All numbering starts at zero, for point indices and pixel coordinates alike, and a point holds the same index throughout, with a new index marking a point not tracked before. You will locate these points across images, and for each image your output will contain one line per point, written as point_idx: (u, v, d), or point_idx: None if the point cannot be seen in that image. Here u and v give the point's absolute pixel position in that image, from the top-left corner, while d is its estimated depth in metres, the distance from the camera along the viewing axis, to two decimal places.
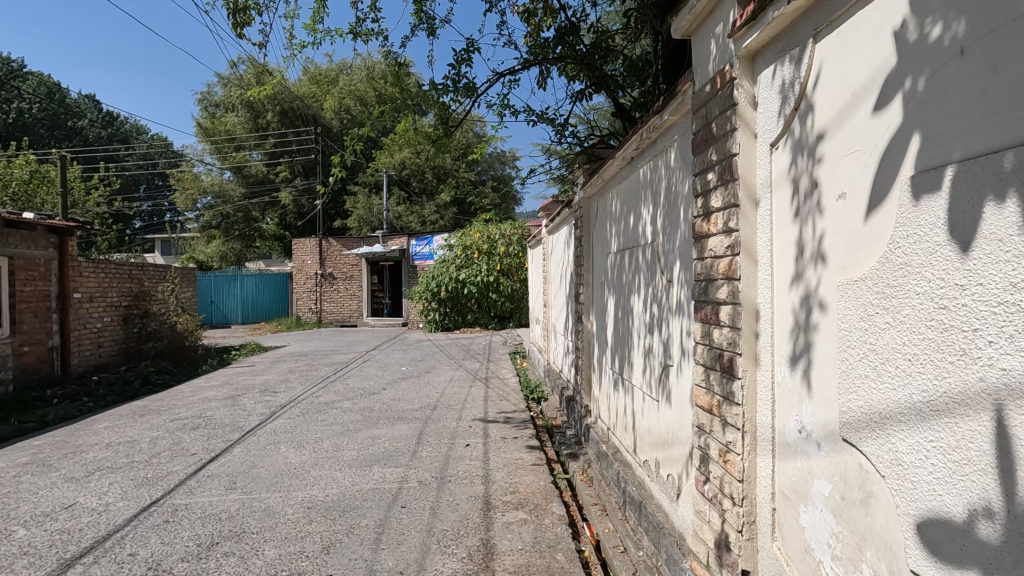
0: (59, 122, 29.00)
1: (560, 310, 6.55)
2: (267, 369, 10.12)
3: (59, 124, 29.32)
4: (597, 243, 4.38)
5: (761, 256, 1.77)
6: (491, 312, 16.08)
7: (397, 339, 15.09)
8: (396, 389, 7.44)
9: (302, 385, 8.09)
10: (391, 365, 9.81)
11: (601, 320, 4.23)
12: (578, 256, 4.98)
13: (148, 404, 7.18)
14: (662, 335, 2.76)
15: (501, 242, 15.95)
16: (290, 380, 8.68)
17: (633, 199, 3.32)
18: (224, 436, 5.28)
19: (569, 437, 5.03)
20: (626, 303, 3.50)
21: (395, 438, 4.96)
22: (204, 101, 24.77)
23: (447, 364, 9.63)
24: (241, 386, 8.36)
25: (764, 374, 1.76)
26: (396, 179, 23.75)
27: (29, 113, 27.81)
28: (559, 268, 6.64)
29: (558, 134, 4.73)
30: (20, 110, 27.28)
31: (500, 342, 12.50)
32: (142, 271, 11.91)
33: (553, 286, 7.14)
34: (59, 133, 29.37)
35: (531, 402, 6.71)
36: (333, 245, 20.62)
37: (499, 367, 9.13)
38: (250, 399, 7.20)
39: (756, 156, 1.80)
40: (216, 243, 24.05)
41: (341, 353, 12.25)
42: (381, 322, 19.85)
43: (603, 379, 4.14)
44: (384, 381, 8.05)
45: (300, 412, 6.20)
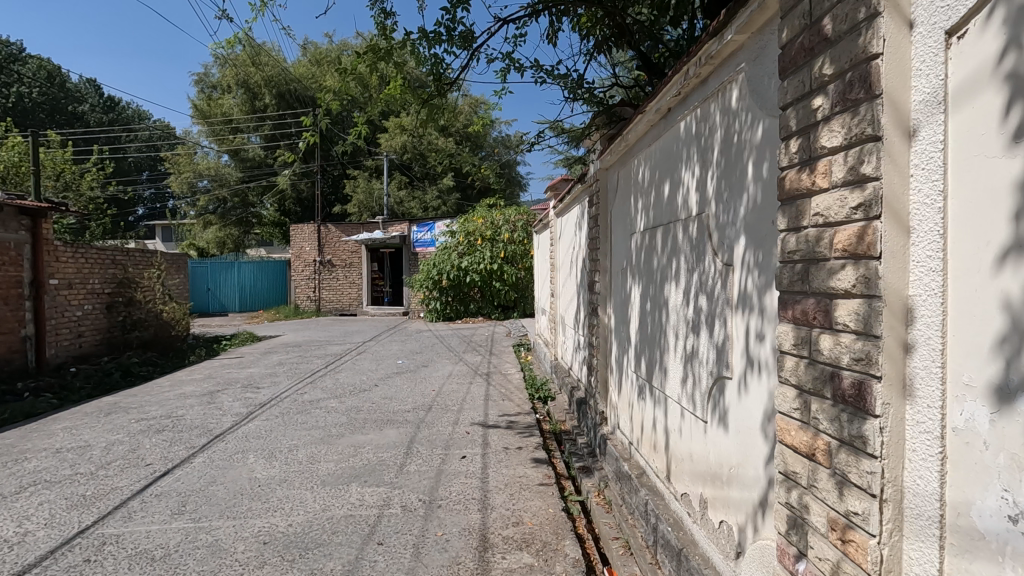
0: (58, 106, 28.48)
1: (570, 301, 5.89)
2: (256, 361, 9.51)
3: (59, 108, 28.81)
4: (617, 220, 3.71)
5: (920, 221, 1.09)
6: (495, 302, 15.43)
7: (397, 328, 14.48)
8: (389, 385, 6.80)
9: (289, 380, 7.46)
10: (387, 358, 9.19)
11: (622, 313, 3.57)
12: (592, 239, 4.30)
13: (119, 401, 6.58)
14: (714, 337, 2.08)
15: (506, 228, 15.24)
16: (277, 374, 8.06)
17: (669, 162, 2.63)
18: (188, 443, 4.64)
19: (580, 446, 4.39)
20: (657, 293, 2.82)
21: (381, 447, 4.32)
22: (201, 82, 24.03)
23: (446, 357, 8.99)
24: (224, 380, 7.74)
25: (924, 412, 1.09)
26: (397, 163, 23.02)
27: (28, 97, 27.31)
28: (569, 254, 5.97)
29: (571, 93, 4.00)
30: (18, 93, 26.78)
31: (503, 333, 11.86)
32: (126, 256, 11.26)
33: (562, 274, 6.48)
34: (59, 117, 28.84)
35: (537, 402, 6.07)
36: (332, 232, 19.99)
37: (502, 361, 8.49)
38: (229, 396, 6.58)
39: (914, 58, 1.11)
40: (214, 229, 23.45)
41: (337, 344, 11.65)
42: (381, 311, 19.27)
43: (625, 383, 3.49)
44: (377, 377, 7.41)
45: (279, 412, 5.57)
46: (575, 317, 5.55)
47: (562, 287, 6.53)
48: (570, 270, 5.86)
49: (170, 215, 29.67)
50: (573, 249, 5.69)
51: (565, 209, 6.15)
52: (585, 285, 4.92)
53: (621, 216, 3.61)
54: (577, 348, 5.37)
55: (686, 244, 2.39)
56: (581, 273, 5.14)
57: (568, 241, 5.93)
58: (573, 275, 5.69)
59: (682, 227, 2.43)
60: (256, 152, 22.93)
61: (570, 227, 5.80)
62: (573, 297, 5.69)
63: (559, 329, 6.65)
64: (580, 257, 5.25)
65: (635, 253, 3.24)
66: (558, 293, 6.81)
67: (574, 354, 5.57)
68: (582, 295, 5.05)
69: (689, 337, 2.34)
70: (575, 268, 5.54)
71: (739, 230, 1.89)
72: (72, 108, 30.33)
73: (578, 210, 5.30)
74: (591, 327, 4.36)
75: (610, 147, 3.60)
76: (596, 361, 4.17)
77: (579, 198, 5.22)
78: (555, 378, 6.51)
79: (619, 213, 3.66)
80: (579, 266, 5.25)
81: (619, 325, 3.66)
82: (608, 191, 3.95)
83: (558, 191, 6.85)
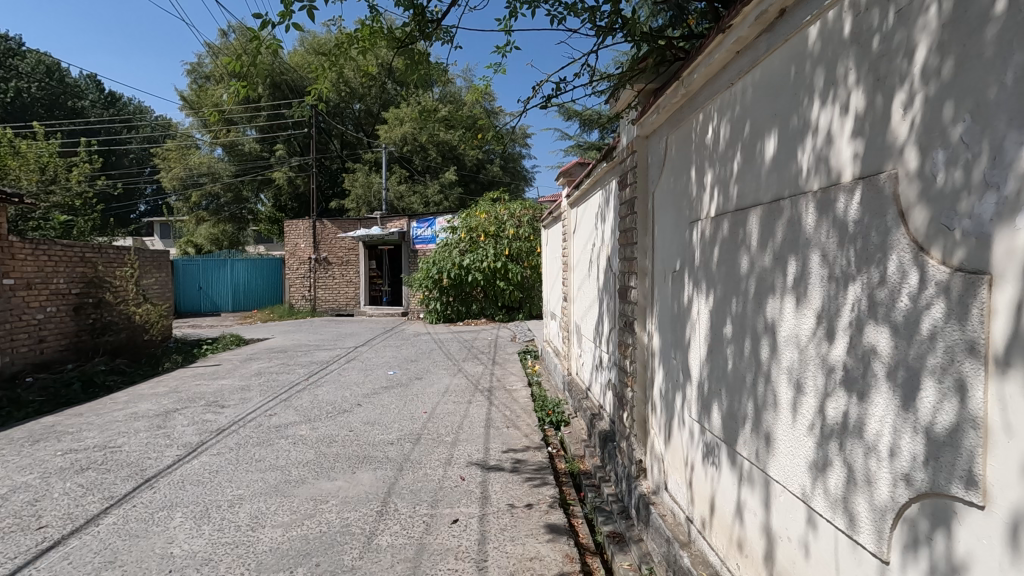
0: (58, 101, 28.04)
1: (587, 307, 4.92)
2: (232, 371, 8.55)
3: (59, 104, 28.36)
4: (665, 202, 2.70)
5: None
6: (499, 302, 14.43)
7: (393, 331, 13.52)
8: (373, 405, 5.80)
9: (261, 397, 6.48)
10: (377, 368, 8.22)
11: (673, 331, 2.57)
12: (624, 229, 3.30)
13: (57, 423, 5.63)
14: (923, 409, 1.07)
15: (510, 224, 14.22)
16: (251, 388, 7.09)
17: (779, 103, 1.63)
18: (106, 491, 3.66)
19: (607, 497, 3.42)
20: (748, 310, 1.81)
21: (348, 502, 3.33)
22: (194, 72, 23.09)
23: (443, 367, 8.00)
24: (189, 395, 6.77)
25: None
26: (397, 156, 22.08)
27: (26, 92, 26.86)
28: (586, 251, 5.00)
29: (599, 31, 2.96)
30: (18, 88, 26.39)
31: (508, 338, 10.86)
32: (97, 253, 10.22)
33: (577, 274, 5.52)
34: (58, 113, 28.40)
35: (548, 428, 5.08)
36: (328, 227, 19.09)
37: (505, 373, 7.49)
38: (185, 418, 5.61)
39: None
40: (207, 226, 22.51)
41: (326, 349, 10.69)
42: (380, 311, 18.33)
43: (679, 429, 2.51)
44: (361, 394, 6.41)
45: (236, 444, 4.60)
46: (594, 327, 4.59)
47: (576, 288, 5.56)
48: (587, 271, 4.89)
49: (167, 211, 28.88)
50: (591, 243, 4.70)
51: (582, 197, 5.18)
52: (610, 288, 3.93)
53: (672, 196, 2.61)
54: (599, 366, 4.40)
55: (825, 233, 1.38)
56: (604, 274, 4.15)
57: (585, 234, 4.97)
58: (591, 275, 4.72)
59: (814, 204, 1.43)
60: (251, 146, 22.00)
61: (588, 217, 4.83)
62: (591, 303, 4.73)
63: (573, 338, 5.69)
64: (602, 254, 4.28)
65: (697, 248, 2.24)
66: (571, 295, 5.84)
67: (594, 372, 4.61)
68: (607, 299, 4.05)
69: (836, 396, 1.34)
70: (594, 267, 4.56)
71: (1011, 198, 0.89)
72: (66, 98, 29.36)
73: (600, 196, 4.32)
74: (620, 345, 3.38)
75: (657, 101, 2.59)
76: (629, 389, 3.19)
77: (602, 181, 4.23)
78: (569, 398, 5.51)
79: (669, 195, 2.66)
80: (601, 265, 4.28)
81: (668, 349, 2.66)
82: (649, 165, 2.96)
83: (571, 176, 5.86)
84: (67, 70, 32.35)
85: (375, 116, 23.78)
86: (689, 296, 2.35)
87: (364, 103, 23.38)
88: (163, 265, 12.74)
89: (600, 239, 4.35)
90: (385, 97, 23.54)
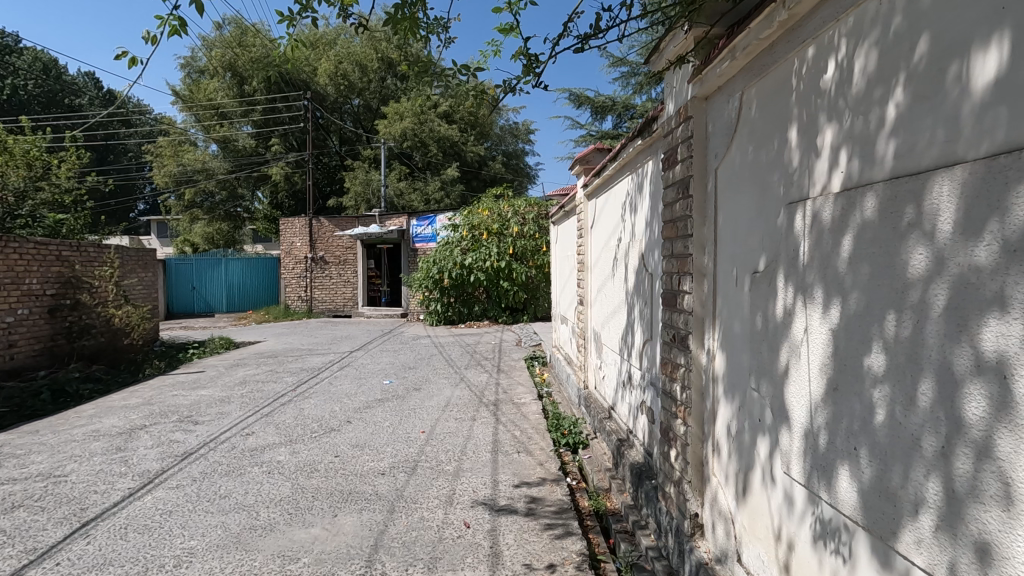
0: (56, 99, 27.73)
1: (611, 311, 4.25)
2: (215, 379, 7.88)
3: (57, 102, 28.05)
4: (740, 180, 2.04)
5: None
6: (502, 304, 13.72)
7: (392, 334, 12.89)
8: (365, 424, 5.12)
9: (241, 412, 5.81)
10: (372, 377, 7.54)
11: (753, 353, 1.91)
12: (669, 219, 2.63)
13: (7, 443, 4.98)
14: None
15: (514, 222, 13.55)
16: (232, 400, 6.42)
17: None
18: (32, 539, 2.99)
19: (647, 552, 2.71)
20: (926, 334, 1.15)
21: (323, 562, 2.65)
22: (189, 66, 22.46)
23: (444, 376, 7.32)
24: (161, 409, 6.10)
25: None
26: (396, 152, 21.44)
27: (23, 90, 26.55)
28: (607, 246, 4.33)
29: None
30: (14, 86, 26.08)
31: (512, 342, 10.19)
32: (75, 251, 9.55)
33: (595, 272, 4.86)
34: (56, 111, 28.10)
35: (565, 452, 4.44)
36: (325, 225, 18.44)
37: (513, 384, 6.80)
38: (151, 437, 4.95)
39: None
40: (201, 224, 21.87)
41: (319, 354, 10.02)
42: (378, 312, 17.65)
43: (765, 487, 1.84)
44: (352, 409, 5.73)
45: (201, 473, 3.93)
46: (621, 336, 3.92)
47: (595, 289, 4.93)
48: (610, 270, 4.24)
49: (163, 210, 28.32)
50: (616, 237, 4.03)
51: (602, 185, 4.53)
52: (645, 290, 3.26)
53: (752, 170, 1.94)
54: (628, 381, 3.73)
55: None
56: (635, 273, 3.50)
57: (608, 227, 4.31)
58: (615, 274, 4.06)
59: None
60: (246, 142, 21.33)
61: (612, 208, 4.17)
62: (616, 307, 4.06)
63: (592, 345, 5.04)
64: (630, 250, 3.62)
65: (807, 238, 1.58)
66: (588, 297, 5.19)
67: (621, 387, 3.95)
68: (639, 304, 3.39)
69: None
70: (620, 265, 3.91)
71: None
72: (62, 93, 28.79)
73: (629, 182, 3.67)
74: (664, 364, 2.70)
75: (733, 40, 1.92)
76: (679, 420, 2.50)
77: (632, 164, 3.57)
78: (587, 416, 4.84)
79: (745, 170, 2.00)
80: (630, 263, 3.62)
81: (742, 375, 2.00)
82: (710, 135, 2.29)
83: (589, 163, 5.18)
84: (66, 68, 32.09)
85: (374, 111, 23.13)
86: (784, 306, 1.69)
87: (363, 98, 22.74)
88: (149, 265, 12.10)
89: (628, 232, 3.69)
90: (384, 92, 22.91)
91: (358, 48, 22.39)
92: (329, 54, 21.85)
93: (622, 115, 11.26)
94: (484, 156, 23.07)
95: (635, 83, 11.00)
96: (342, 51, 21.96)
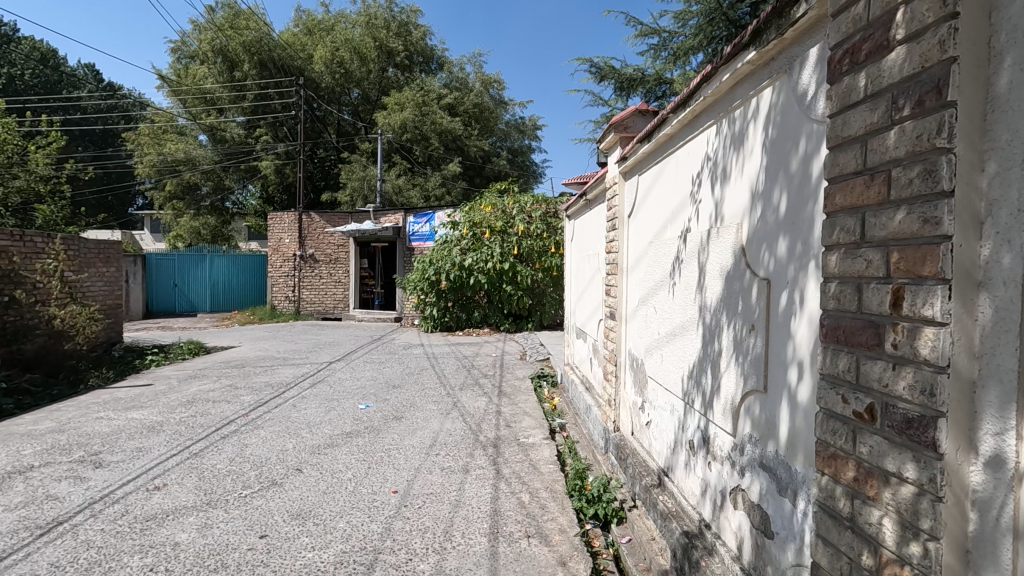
0: (53, 89, 27.08)
1: (664, 332, 2.96)
2: (159, 397, 6.55)
3: (53, 91, 27.36)
4: None
5: None
6: (504, 310, 12.39)
7: (382, 341, 11.61)
8: (318, 476, 3.78)
9: (165, 448, 4.48)
10: (346, 399, 6.20)
11: None
12: (855, 170, 1.31)
13: None
14: None
15: (520, 219, 12.24)
16: (165, 428, 5.10)
17: None
18: None
19: None
20: None
21: None
22: (178, 50, 21.24)
23: (434, 401, 6.02)
24: (69, 440, 4.78)
25: None
26: (396, 145, 20.13)
27: (20, 80, 25.95)
28: (661, 238, 3.06)
29: None
30: (10, 75, 25.46)
31: (516, 356, 8.87)
32: (17, 241, 8.22)
33: (636, 275, 3.59)
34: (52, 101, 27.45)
35: (594, 531, 3.12)
36: (315, 222, 17.19)
37: (518, 415, 5.45)
38: (27, 488, 3.66)
39: None
40: (185, 218, 20.68)
41: (291, 365, 8.67)
42: (371, 316, 16.34)
43: None
44: (308, 449, 4.39)
45: (50, 567, 2.62)
46: (684, 372, 2.63)
47: (634, 298, 3.66)
48: (664, 272, 2.97)
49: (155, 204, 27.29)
50: (680, 221, 2.75)
51: (652, 153, 3.27)
52: (752, 304, 1.96)
53: None
54: (701, 442, 2.44)
55: None
56: (723, 276, 2.21)
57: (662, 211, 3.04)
58: (675, 278, 2.78)
59: None
60: (236, 131, 20.27)
61: (672, 180, 2.89)
62: (675, 327, 2.78)
63: (628, 375, 3.77)
64: (712, 239, 2.34)
65: None
66: (622, 308, 3.91)
67: (684, 448, 2.66)
68: (736, 327, 2.08)
69: None
70: (687, 264, 2.62)
71: None
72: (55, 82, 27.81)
73: (710, 135, 2.40)
74: (831, 458, 1.37)
75: None
76: None
77: (721, 106, 2.27)
78: (622, 473, 3.53)
79: None
80: (709, 260, 2.35)
81: None
82: None
83: (627, 129, 3.89)
84: (66, 59, 31.41)
85: (374, 103, 21.88)
86: None
87: (361, 89, 21.53)
88: (112, 260, 10.81)
89: (706, 214, 2.43)
90: (384, 82, 21.76)
91: (358, 37, 21.37)
92: (326, 41, 20.74)
93: (652, 91, 10.01)
94: (488, 152, 21.86)
95: (669, 55, 9.81)
96: (340, 37, 20.90)
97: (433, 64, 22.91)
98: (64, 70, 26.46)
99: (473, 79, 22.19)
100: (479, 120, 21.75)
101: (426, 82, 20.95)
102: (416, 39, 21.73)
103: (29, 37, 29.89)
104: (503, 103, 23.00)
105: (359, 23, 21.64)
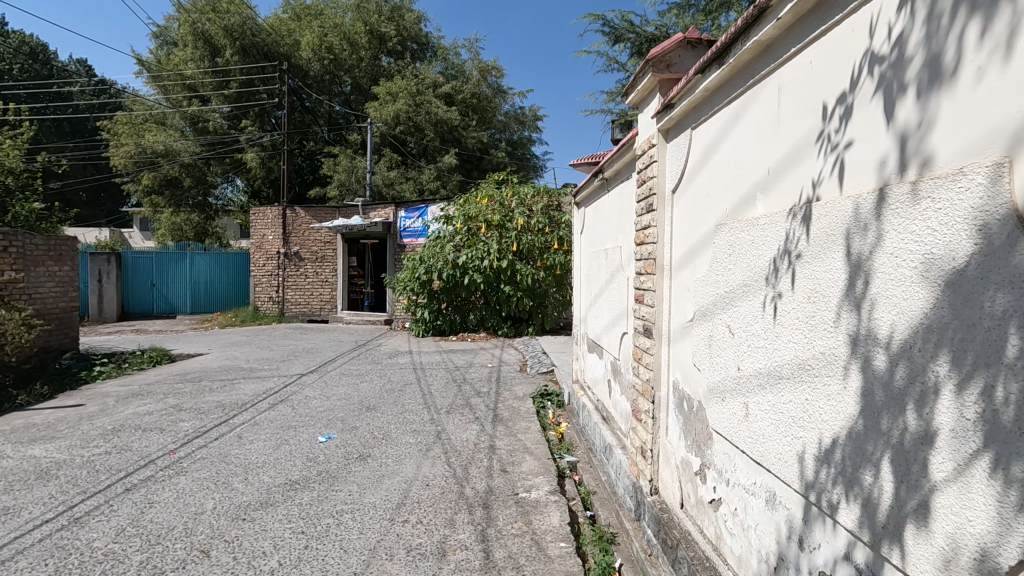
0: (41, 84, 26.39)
1: (753, 368, 1.82)
2: (83, 422, 5.43)
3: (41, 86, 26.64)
4: None
5: None
6: (503, 312, 11.26)
7: (366, 348, 10.50)
8: (228, 567, 2.63)
9: (41, 508, 3.34)
10: (305, 428, 5.04)
11: None
12: None
13: None
14: None
15: (520, 212, 11.09)
16: (60, 473, 3.96)
17: None
18: None
19: None
20: None
21: None
22: (160, 36, 19.96)
23: (413, 430, 4.87)
24: None
25: None
26: (388, 137, 18.94)
27: (7, 73, 25.21)
28: (743, 219, 1.92)
29: None
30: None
31: (515, 367, 7.74)
32: None
33: (689, 277, 2.46)
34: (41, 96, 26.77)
35: None
36: (300, 217, 15.99)
37: (516, 453, 4.29)
38: None
39: None
40: (165, 214, 19.62)
41: (255, 379, 7.51)
42: (359, 318, 15.17)
43: None
44: (232, 512, 3.23)
45: None
46: (811, 450, 1.48)
47: (682, 311, 2.53)
48: (752, 271, 1.83)
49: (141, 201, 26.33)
50: (794, 184, 1.61)
51: (723, 87, 2.13)
52: None
53: None
54: None
55: None
56: (941, 281, 1.06)
57: (751, 172, 1.89)
58: (783, 285, 1.64)
59: None
60: (219, 122, 18.87)
61: (773, 119, 1.74)
62: (782, 364, 1.63)
63: (674, 419, 2.64)
64: (894, 206, 1.20)
65: None
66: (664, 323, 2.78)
67: None
68: (999, 395, 0.94)
69: None
70: (814, 257, 1.49)
71: None
72: (43, 74, 26.95)
73: (882, 9, 1.26)
74: None
75: None
76: None
77: None
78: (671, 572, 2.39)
79: None
80: (887, 248, 1.21)
81: None
82: None
83: (670, 68, 2.75)
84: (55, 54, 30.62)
85: (366, 92, 20.71)
86: None
87: (352, 77, 20.37)
88: (65, 257, 9.66)
89: (873, 161, 1.29)
90: (376, 70, 20.59)
91: (349, 22, 20.27)
92: (314, 26, 19.63)
93: None
94: (487, 143, 20.68)
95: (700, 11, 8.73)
96: (329, 22, 19.82)
97: (428, 52, 21.75)
98: (50, 62, 25.67)
99: (472, 67, 20.91)
100: (477, 110, 20.60)
101: (421, 69, 19.79)
102: (410, 23, 20.56)
103: (18, 31, 29.11)
104: (502, 92, 21.85)
105: (350, 8, 20.55)
